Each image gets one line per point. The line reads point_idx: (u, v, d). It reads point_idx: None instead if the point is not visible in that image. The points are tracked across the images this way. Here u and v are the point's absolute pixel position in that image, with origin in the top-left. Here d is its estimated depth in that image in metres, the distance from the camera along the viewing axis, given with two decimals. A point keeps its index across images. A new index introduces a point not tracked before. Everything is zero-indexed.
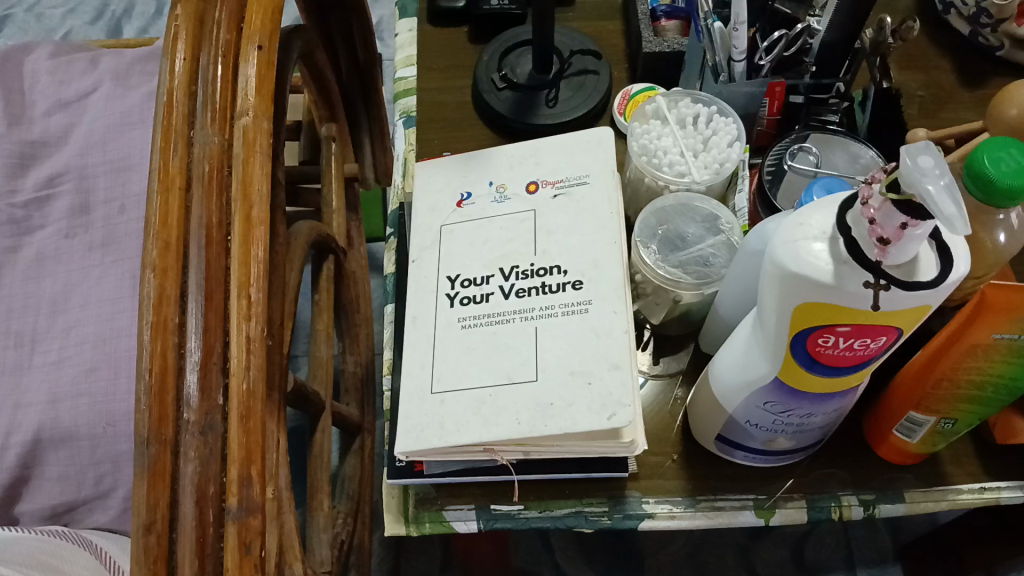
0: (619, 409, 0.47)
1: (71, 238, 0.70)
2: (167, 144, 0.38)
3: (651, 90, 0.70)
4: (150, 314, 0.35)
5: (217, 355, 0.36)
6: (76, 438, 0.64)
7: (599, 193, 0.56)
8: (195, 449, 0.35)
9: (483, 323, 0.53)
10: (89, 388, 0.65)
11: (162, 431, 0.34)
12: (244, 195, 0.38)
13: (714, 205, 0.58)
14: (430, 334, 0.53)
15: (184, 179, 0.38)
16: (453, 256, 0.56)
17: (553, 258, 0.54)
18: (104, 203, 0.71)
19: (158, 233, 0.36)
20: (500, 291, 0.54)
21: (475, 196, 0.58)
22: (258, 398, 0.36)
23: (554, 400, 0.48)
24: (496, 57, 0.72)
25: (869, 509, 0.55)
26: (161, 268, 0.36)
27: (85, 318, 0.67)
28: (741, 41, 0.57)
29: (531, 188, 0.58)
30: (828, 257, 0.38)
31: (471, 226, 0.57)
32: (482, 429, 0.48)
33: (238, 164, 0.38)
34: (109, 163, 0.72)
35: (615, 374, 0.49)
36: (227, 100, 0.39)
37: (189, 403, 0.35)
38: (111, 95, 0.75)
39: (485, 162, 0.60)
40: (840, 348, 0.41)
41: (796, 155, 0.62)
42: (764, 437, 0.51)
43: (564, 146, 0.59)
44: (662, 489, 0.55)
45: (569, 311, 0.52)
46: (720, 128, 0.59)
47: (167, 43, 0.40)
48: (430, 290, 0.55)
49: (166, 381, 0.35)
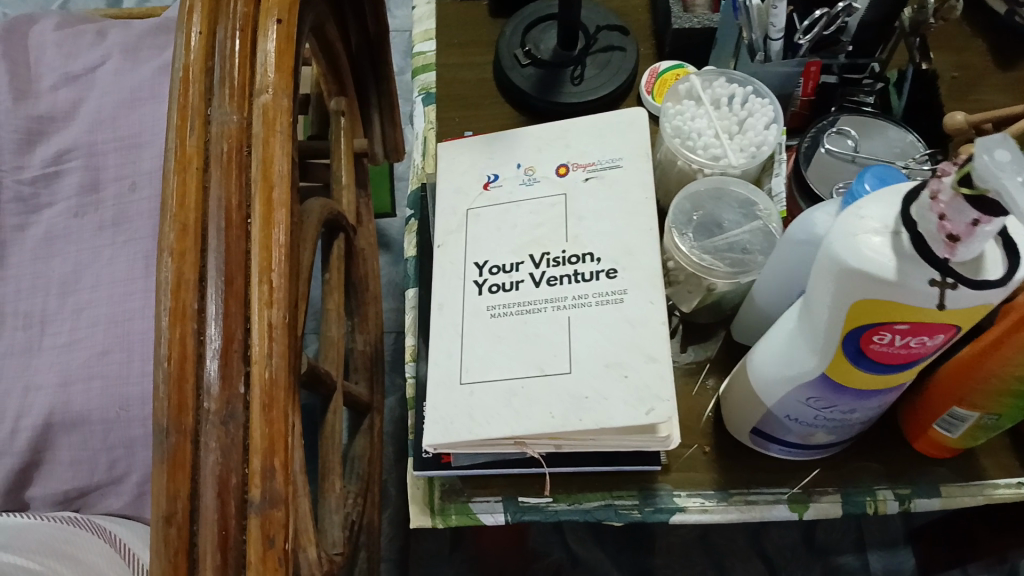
0: (658, 404, 0.45)
1: (81, 217, 0.67)
2: (184, 124, 0.37)
3: (680, 67, 0.68)
4: (169, 299, 0.34)
5: (238, 341, 0.35)
6: (89, 422, 0.63)
7: (633, 177, 0.54)
8: (217, 438, 0.33)
9: (513, 311, 0.51)
10: (101, 371, 0.63)
11: (182, 420, 0.33)
12: (264, 176, 0.37)
13: (751, 189, 0.56)
14: (457, 322, 0.52)
15: (201, 160, 0.37)
16: (480, 241, 0.54)
17: (585, 245, 0.52)
18: (114, 180, 0.68)
19: (175, 215, 0.35)
20: (530, 278, 0.52)
21: (503, 178, 0.56)
22: (280, 389, 0.35)
23: (587, 393, 0.47)
24: (519, 31, 0.69)
25: (904, 503, 0.54)
26: (178, 250, 0.35)
27: (97, 298, 0.65)
28: (779, 19, 0.56)
29: (561, 171, 0.56)
30: (891, 252, 0.36)
31: (497, 211, 0.55)
32: (514, 422, 0.47)
33: (258, 144, 0.38)
34: (119, 140, 0.69)
35: (652, 367, 0.47)
36: (245, 76, 0.38)
37: (210, 391, 0.34)
38: (120, 69, 0.72)
39: (513, 143, 0.58)
40: (895, 345, 0.39)
41: (833, 138, 0.59)
42: (802, 431, 0.50)
43: (594, 126, 0.57)
44: (693, 482, 0.54)
45: (604, 300, 0.50)
46: (755, 109, 0.57)
47: (183, 16, 0.39)
48: (457, 277, 0.53)
49: (185, 368, 0.34)
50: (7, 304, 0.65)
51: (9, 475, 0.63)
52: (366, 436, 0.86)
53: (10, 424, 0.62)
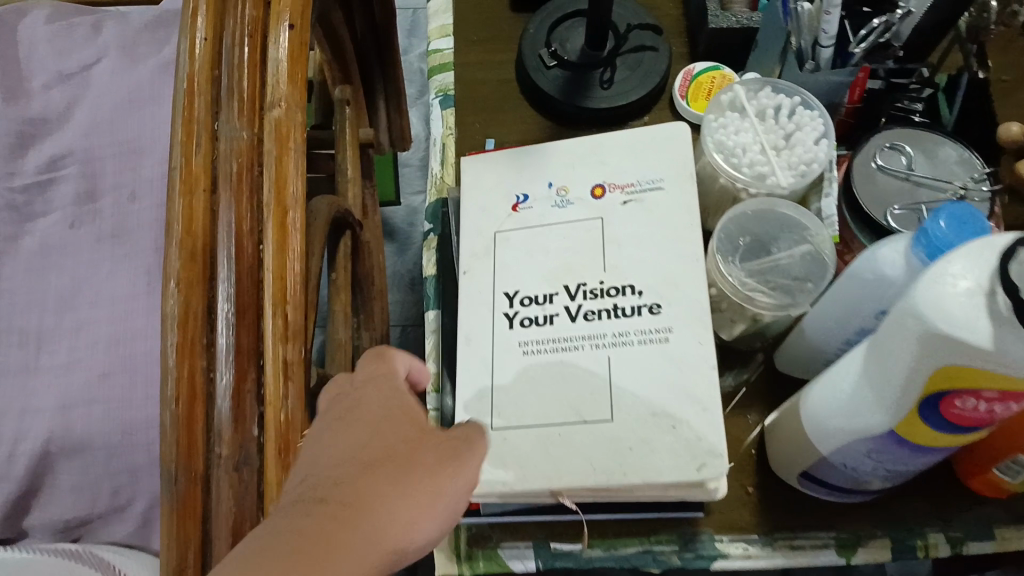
0: (710, 459, 0.42)
1: (77, 228, 0.63)
2: (190, 139, 0.38)
3: (716, 69, 0.63)
4: (176, 333, 0.35)
5: (250, 380, 0.36)
6: (91, 447, 0.58)
7: (675, 200, 0.50)
8: (229, 486, 0.34)
9: (548, 348, 0.47)
10: (103, 395, 0.59)
11: (192, 462, 0.34)
12: (277, 199, 0.38)
13: (800, 211, 0.52)
14: (486, 358, 0.48)
15: (208, 179, 0.37)
16: (510, 268, 0.50)
17: (626, 276, 0.48)
18: (113, 189, 0.63)
19: (182, 242, 0.36)
20: (565, 312, 0.48)
21: (533, 199, 0.52)
22: (294, 429, 0.36)
23: (632, 443, 0.43)
24: (544, 29, 0.64)
25: (957, 547, 0.51)
26: (186, 280, 0.36)
27: (97, 316, 0.60)
28: (832, 26, 0.51)
29: (597, 192, 0.52)
30: (985, 315, 0.32)
31: (530, 235, 0.51)
32: (553, 474, 0.43)
33: (271, 161, 0.39)
34: (120, 144, 0.64)
35: (703, 417, 0.43)
36: (255, 90, 0.39)
37: (222, 435, 0.34)
38: (117, 67, 0.67)
39: (544, 159, 0.54)
40: (978, 410, 0.36)
41: (885, 154, 0.55)
42: (856, 479, 0.47)
43: (633, 142, 0.53)
44: (736, 526, 0.51)
45: (647, 339, 0.46)
46: (804, 122, 0.53)
47: (187, 17, 0.39)
48: (485, 307, 0.50)
49: (195, 407, 0.34)
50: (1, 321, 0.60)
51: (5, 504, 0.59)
52: None
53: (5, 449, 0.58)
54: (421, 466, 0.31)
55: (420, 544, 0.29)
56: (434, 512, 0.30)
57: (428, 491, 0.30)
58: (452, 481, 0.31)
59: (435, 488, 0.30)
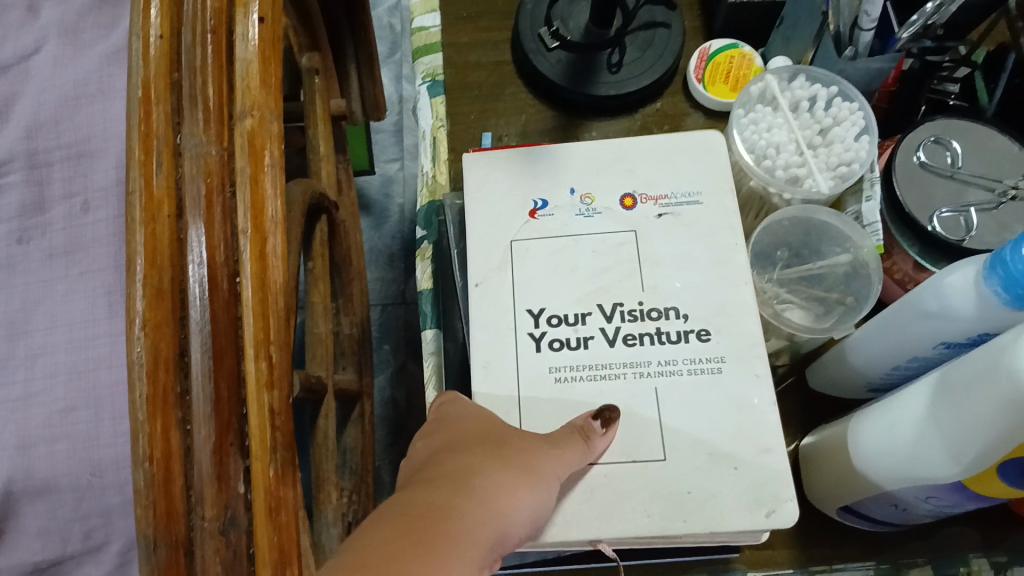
0: (780, 505, 0.38)
1: (25, 245, 0.45)
2: (149, 160, 0.31)
3: (734, 47, 0.57)
4: (145, 384, 0.29)
5: (234, 431, 0.29)
6: (56, 489, 0.41)
7: (718, 214, 0.45)
8: (215, 554, 0.28)
9: (584, 377, 0.41)
10: (66, 431, 0.41)
11: (171, 530, 0.28)
12: (256, 226, 0.31)
13: (840, 218, 0.47)
14: (512, 388, 0.41)
15: (173, 203, 0.31)
16: (530, 283, 0.44)
17: (667, 298, 0.43)
18: (62, 199, 0.46)
19: (147, 278, 0.30)
20: (601, 335, 0.42)
21: (553, 206, 0.46)
22: (287, 488, 0.29)
23: (690, 488, 0.39)
24: (544, 4, 0.58)
25: (1000, 573, 0.48)
26: (154, 322, 0.29)
27: (54, 343, 0.42)
28: (875, 10, 0.46)
29: (627, 202, 0.46)
30: None
31: (553, 246, 0.45)
32: (605, 525, 0.38)
33: (245, 180, 0.31)
34: (68, 146, 0.46)
35: (769, 459, 0.39)
36: (222, 94, 0.32)
37: (202, 498, 0.29)
38: (59, 58, 0.48)
39: (563, 159, 0.48)
40: None
41: (929, 148, 0.50)
42: (904, 517, 0.44)
43: (662, 146, 0.47)
44: (771, 561, 0.48)
45: (697, 369, 0.41)
46: (842, 115, 0.48)
47: (138, 15, 0.32)
48: (507, 327, 0.43)
49: (171, 468, 0.29)
50: None
51: None
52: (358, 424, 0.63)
53: None
54: (508, 442, 0.34)
55: (528, 507, 0.32)
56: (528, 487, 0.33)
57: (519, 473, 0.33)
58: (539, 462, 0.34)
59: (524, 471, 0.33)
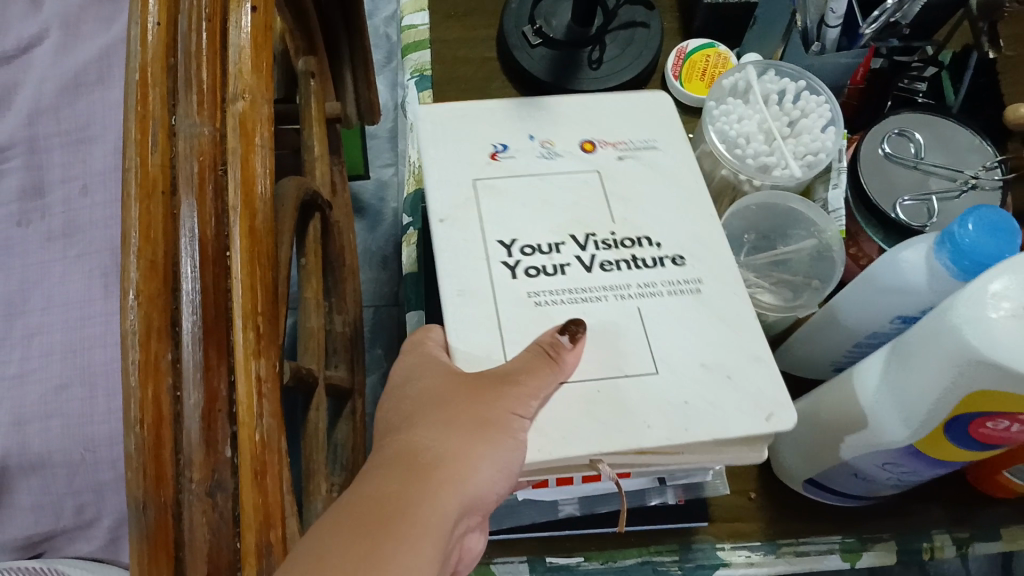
0: (780, 407, 0.36)
1: (25, 227, 0.53)
2: (145, 136, 0.30)
3: (711, 46, 0.59)
4: (137, 350, 0.28)
5: (223, 399, 0.29)
6: (49, 464, 0.47)
7: (678, 157, 0.45)
8: (202, 515, 0.27)
9: (566, 300, 0.38)
10: (61, 409, 0.47)
11: (161, 492, 0.27)
12: (246, 201, 0.31)
13: (809, 206, 0.50)
14: (492, 312, 0.38)
15: (168, 180, 0.30)
16: (501, 216, 0.41)
17: (638, 227, 0.41)
18: (61, 183, 0.54)
19: (141, 251, 0.29)
20: (578, 261, 0.40)
21: (514, 149, 0.44)
22: (272, 453, 0.29)
23: (687, 398, 0.36)
24: (529, 3, 0.60)
25: (963, 548, 0.50)
26: (146, 293, 0.29)
27: (51, 322, 0.50)
28: (839, 6, 0.49)
29: (587, 147, 0.44)
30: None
31: (518, 184, 0.42)
32: (609, 437, 0.35)
33: (236, 161, 0.32)
34: (63, 135, 0.55)
35: (758, 367, 0.37)
36: (216, 75, 0.32)
37: (192, 460, 0.28)
38: (61, 47, 0.57)
39: (515, 110, 0.46)
40: (1011, 431, 0.34)
41: (894, 140, 0.52)
42: (867, 488, 0.45)
43: (623, 105, 0.47)
44: (741, 533, 0.49)
45: (678, 290, 0.39)
46: (810, 108, 0.50)
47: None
48: (477, 259, 0.39)
49: (162, 434, 0.28)
50: None
51: None
52: (348, 420, 0.64)
53: None
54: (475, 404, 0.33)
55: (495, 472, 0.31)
56: (485, 439, 0.31)
57: (476, 428, 0.32)
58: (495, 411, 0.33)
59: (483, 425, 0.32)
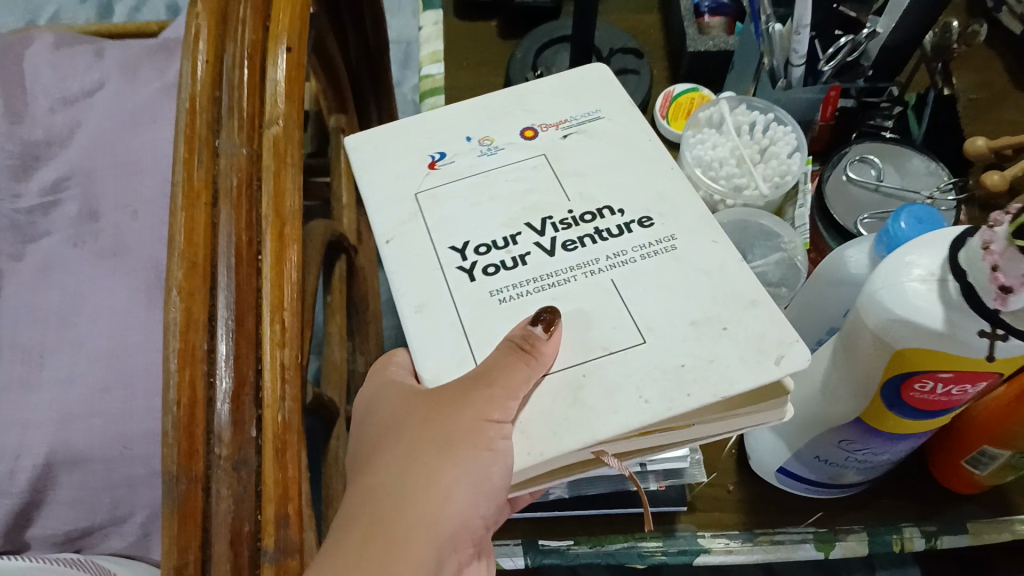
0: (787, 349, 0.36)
1: (79, 246, 0.62)
2: (192, 157, 0.36)
3: (695, 91, 0.66)
4: (178, 341, 0.33)
5: (250, 384, 0.34)
6: (89, 460, 0.55)
7: (625, 124, 0.47)
8: (228, 487, 0.32)
9: (533, 290, 0.40)
10: (104, 408, 0.55)
11: (191, 467, 0.32)
12: (277, 212, 0.37)
13: (776, 222, 0.55)
14: (454, 319, 0.39)
15: (210, 194, 0.36)
16: (449, 222, 0.43)
17: (598, 199, 0.43)
18: (115, 209, 0.63)
19: (184, 252, 0.34)
20: (540, 248, 0.41)
21: (452, 155, 0.46)
22: (292, 433, 0.34)
23: (684, 361, 0.37)
24: (531, 53, 0.69)
25: (931, 541, 0.53)
26: (188, 290, 0.34)
27: (95, 331, 0.58)
28: (802, 45, 0.55)
29: (528, 134, 0.46)
30: (937, 300, 0.35)
31: (462, 185, 0.44)
32: (582, 428, 0.35)
33: (270, 177, 0.37)
34: (117, 163, 0.64)
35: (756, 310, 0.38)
36: (255, 107, 0.38)
37: (222, 436, 0.33)
38: (119, 91, 0.67)
39: (451, 116, 0.48)
40: (936, 392, 0.38)
41: (856, 166, 0.58)
42: (831, 472, 0.49)
43: (552, 90, 0.49)
44: (719, 523, 0.53)
45: (650, 253, 0.41)
46: (778, 136, 0.56)
47: (186, 41, 0.37)
48: (433, 268, 0.41)
49: (195, 414, 0.33)
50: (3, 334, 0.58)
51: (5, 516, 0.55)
52: None
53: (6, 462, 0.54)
54: (435, 432, 0.37)
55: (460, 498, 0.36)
56: (450, 462, 0.36)
57: (439, 450, 0.36)
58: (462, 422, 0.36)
59: (447, 448, 0.36)
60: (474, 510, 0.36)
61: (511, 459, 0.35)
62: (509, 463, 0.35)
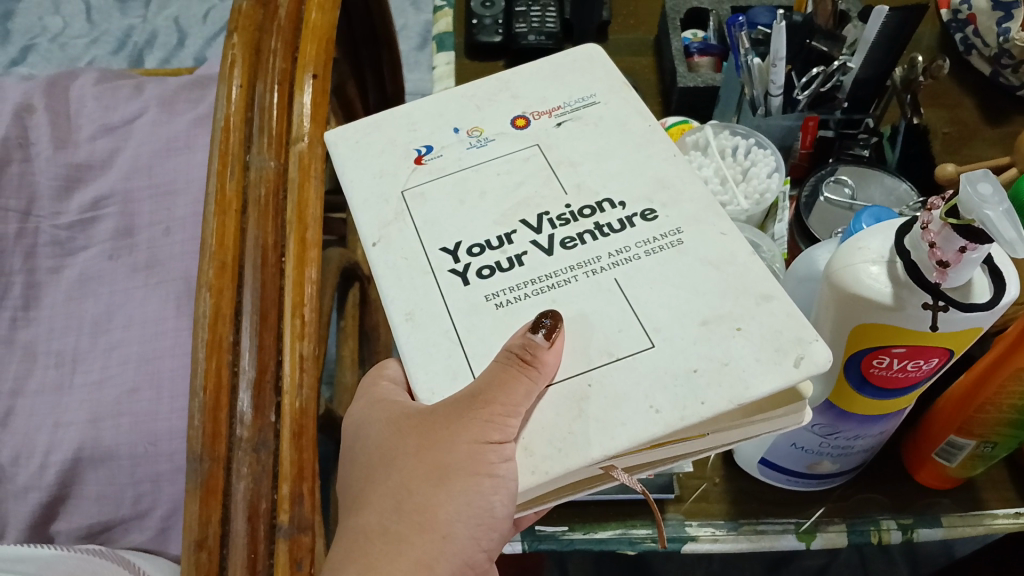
0: (807, 350, 0.38)
1: (115, 260, 0.67)
2: (224, 168, 0.42)
3: (686, 122, 0.70)
4: (206, 332, 0.39)
5: (270, 373, 0.40)
6: (117, 456, 0.59)
7: (616, 107, 0.50)
8: (250, 465, 0.38)
9: (533, 290, 0.42)
10: (131, 408, 0.60)
11: (215, 448, 0.38)
12: (299, 219, 0.43)
13: (756, 233, 0.60)
14: (448, 328, 0.41)
15: (239, 203, 0.42)
16: (438, 222, 0.45)
17: (595, 193, 0.45)
18: (148, 226, 0.68)
19: (215, 254, 0.40)
20: (539, 247, 0.43)
21: (439, 149, 0.48)
22: (309, 418, 0.40)
23: (696, 365, 0.38)
24: None
25: (908, 533, 0.55)
26: (217, 287, 0.40)
27: (128, 337, 0.63)
28: (780, 76, 0.61)
29: (520, 123, 0.49)
30: (887, 279, 0.40)
31: (451, 181, 0.47)
32: (582, 446, 0.37)
33: (294, 188, 0.43)
34: (154, 187, 0.70)
35: (769, 308, 0.40)
36: (282, 127, 0.44)
37: (243, 420, 0.38)
38: (157, 120, 0.73)
39: (442, 107, 0.51)
40: (893, 368, 0.43)
41: (832, 186, 0.63)
42: (808, 461, 0.53)
43: (536, 77, 0.52)
44: (705, 513, 0.57)
45: (657, 247, 0.42)
46: (759, 159, 0.62)
47: (225, 69, 0.44)
48: (425, 274, 0.43)
49: (219, 398, 0.38)
50: (40, 344, 0.63)
51: (33, 510, 0.58)
52: None
53: (38, 459, 0.58)
54: (435, 454, 0.39)
55: (456, 519, 0.39)
56: (449, 494, 0.39)
57: (436, 480, 0.39)
58: (461, 449, 0.38)
59: (445, 478, 0.39)
60: (476, 544, 0.39)
61: (516, 481, 0.37)
62: (513, 485, 0.37)
